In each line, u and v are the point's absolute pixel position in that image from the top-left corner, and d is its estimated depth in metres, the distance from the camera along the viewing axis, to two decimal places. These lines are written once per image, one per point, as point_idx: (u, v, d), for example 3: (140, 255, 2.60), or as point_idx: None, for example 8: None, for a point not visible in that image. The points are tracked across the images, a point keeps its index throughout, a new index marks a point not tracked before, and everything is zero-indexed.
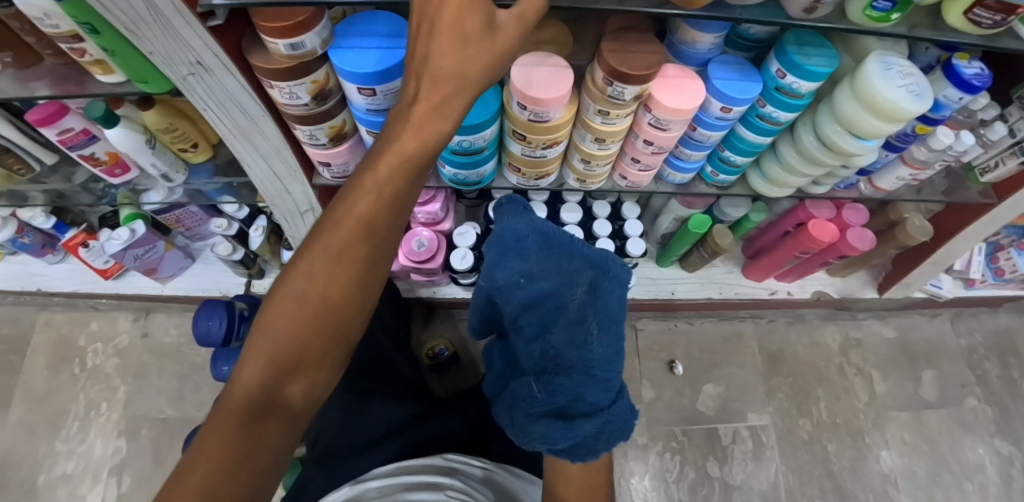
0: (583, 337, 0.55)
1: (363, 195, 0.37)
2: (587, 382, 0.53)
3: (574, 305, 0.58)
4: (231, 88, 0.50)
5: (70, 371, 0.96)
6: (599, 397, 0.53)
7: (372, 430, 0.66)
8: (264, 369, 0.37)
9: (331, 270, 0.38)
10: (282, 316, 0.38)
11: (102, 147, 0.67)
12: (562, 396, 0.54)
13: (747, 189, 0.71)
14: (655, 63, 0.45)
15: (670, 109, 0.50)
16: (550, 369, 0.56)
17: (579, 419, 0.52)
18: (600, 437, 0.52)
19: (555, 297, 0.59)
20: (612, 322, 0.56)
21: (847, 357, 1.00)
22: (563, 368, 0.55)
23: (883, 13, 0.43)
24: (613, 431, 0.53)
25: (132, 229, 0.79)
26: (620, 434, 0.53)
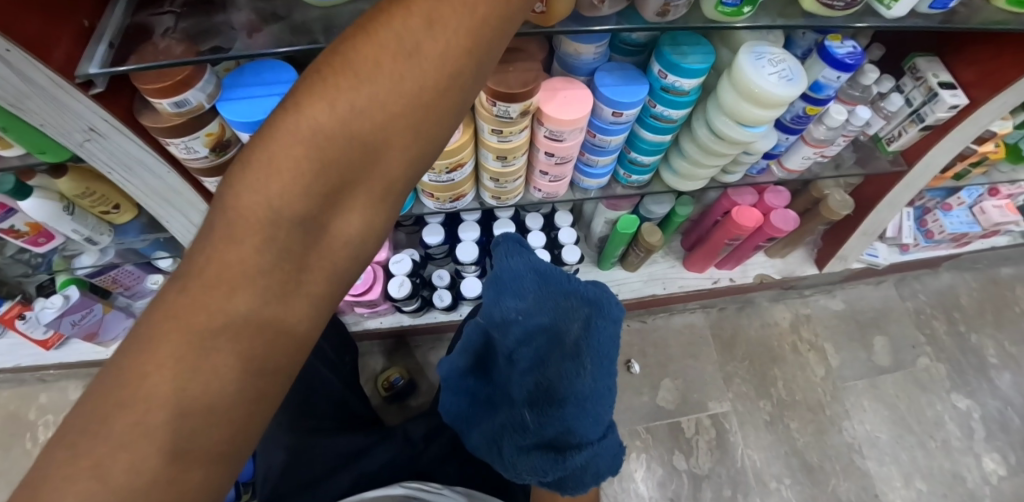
0: (576, 370, 0.57)
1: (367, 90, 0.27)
2: (582, 417, 0.55)
3: (567, 339, 0.59)
4: (131, 149, 0.50)
5: (21, 448, 0.93)
6: (591, 431, 0.55)
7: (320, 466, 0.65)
8: (277, 214, 0.27)
9: (383, 72, 0.27)
10: (301, 133, 0.27)
11: (22, 219, 0.66)
12: (553, 429, 0.56)
13: (664, 186, 0.73)
14: (532, 79, 0.48)
15: (560, 120, 0.52)
16: (543, 402, 0.58)
17: (569, 453, 0.55)
18: (587, 469, 0.55)
19: (547, 332, 0.60)
20: (603, 357, 0.58)
21: (799, 334, 1.03)
22: (553, 402, 0.57)
23: (735, 8, 0.46)
24: (600, 465, 0.56)
25: (65, 295, 0.78)
26: (606, 468, 0.57)
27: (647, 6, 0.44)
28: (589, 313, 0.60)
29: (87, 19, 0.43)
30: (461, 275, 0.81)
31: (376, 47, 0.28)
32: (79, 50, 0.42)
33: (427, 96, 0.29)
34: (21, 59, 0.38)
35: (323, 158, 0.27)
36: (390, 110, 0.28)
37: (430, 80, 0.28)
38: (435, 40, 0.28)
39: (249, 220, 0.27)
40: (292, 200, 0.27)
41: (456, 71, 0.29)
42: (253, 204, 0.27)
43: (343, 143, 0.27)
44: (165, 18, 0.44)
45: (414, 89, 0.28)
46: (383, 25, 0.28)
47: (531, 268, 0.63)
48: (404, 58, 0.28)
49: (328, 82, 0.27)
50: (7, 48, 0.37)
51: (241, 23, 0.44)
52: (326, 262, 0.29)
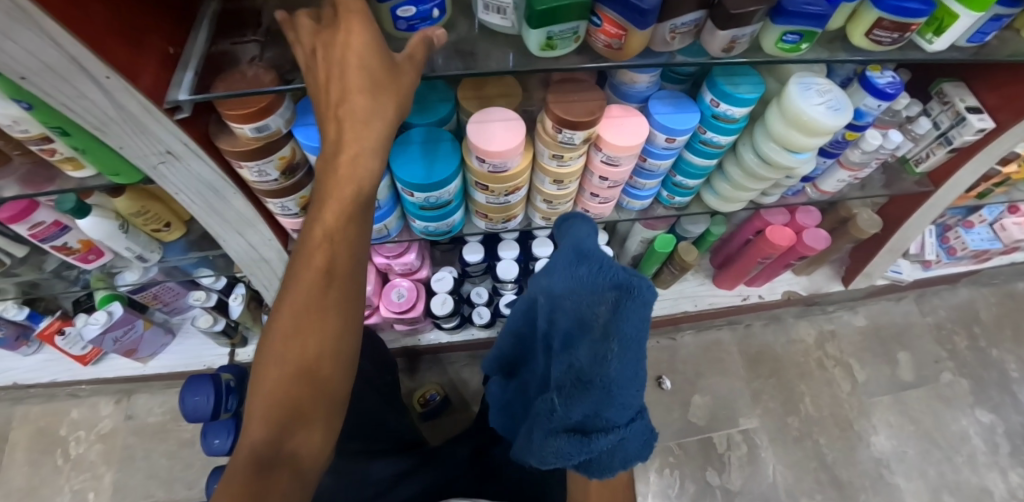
0: (602, 355, 0.42)
1: (317, 249, 0.42)
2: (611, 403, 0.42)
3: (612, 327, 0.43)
4: (201, 171, 0.50)
5: (52, 465, 0.93)
6: (620, 413, 0.42)
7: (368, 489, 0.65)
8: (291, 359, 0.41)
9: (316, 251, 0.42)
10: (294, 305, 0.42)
11: (75, 236, 0.67)
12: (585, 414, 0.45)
13: (703, 206, 0.75)
14: (597, 108, 0.50)
15: (619, 147, 0.54)
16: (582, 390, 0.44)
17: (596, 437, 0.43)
18: (614, 456, 0.43)
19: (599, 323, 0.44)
20: (640, 345, 0.42)
21: (825, 350, 1.04)
22: (590, 389, 0.43)
23: (793, 45, 0.49)
24: (628, 451, 0.44)
25: (109, 311, 0.79)
26: (639, 454, 0.45)
27: (714, 42, 0.46)
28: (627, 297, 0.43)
29: (173, 47, 0.44)
30: (499, 292, 0.83)
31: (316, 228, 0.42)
32: (166, 76, 0.43)
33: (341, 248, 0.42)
34: (118, 86, 0.39)
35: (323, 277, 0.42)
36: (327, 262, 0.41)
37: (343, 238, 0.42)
38: (345, 181, 0.41)
39: (299, 342, 0.41)
40: (297, 323, 0.41)
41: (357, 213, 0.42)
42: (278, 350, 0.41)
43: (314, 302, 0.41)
44: (249, 46, 0.45)
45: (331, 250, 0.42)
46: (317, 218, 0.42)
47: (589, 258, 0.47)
48: (327, 239, 0.42)
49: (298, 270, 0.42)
50: (108, 75, 0.37)
51: None
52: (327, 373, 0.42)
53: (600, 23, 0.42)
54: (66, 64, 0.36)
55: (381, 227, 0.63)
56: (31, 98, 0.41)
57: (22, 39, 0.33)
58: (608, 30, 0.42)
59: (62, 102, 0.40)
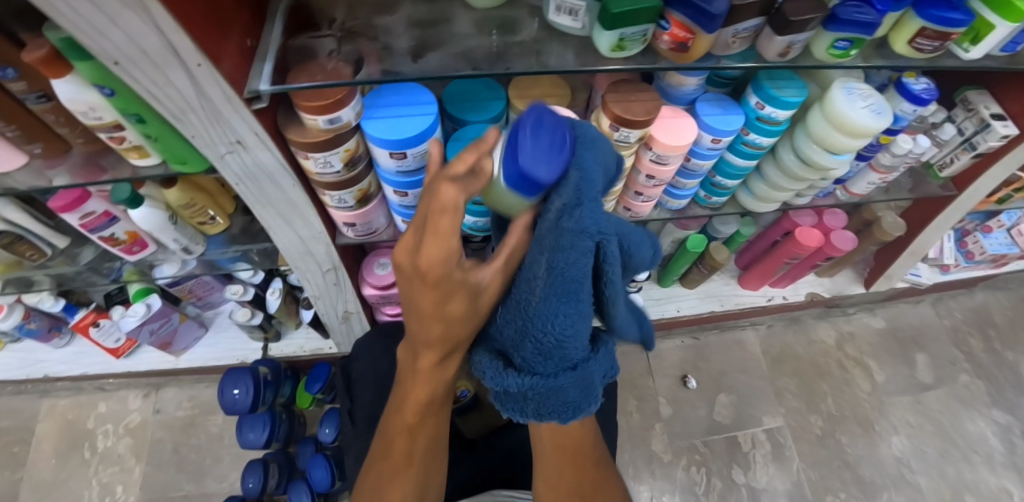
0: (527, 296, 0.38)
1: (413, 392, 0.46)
2: (544, 345, 0.39)
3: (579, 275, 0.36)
4: (266, 161, 0.50)
5: (80, 458, 0.93)
6: (570, 356, 0.40)
7: None
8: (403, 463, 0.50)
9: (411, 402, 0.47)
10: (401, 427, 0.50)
11: (123, 227, 0.67)
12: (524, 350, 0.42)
13: (736, 207, 0.77)
14: (654, 108, 0.51)
15: (670, 146, 0.56)
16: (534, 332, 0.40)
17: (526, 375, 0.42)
18: (529, 401, 0.44)
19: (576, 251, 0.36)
20: (581, 298, 0.37)
21: (845, 351, 1.06)
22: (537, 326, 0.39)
23: (843, 51, 0.50)
24: (545, 404, 0.43)
25: (148, 304, 0.79)
26: (569, 406, 0.43)
27: (770, 47, 0.48)
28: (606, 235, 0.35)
29: (250, 39, 0.44)
30: None
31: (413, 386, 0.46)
32: (246, 66, 0.43)
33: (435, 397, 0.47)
34: (208, 74, 0.38)
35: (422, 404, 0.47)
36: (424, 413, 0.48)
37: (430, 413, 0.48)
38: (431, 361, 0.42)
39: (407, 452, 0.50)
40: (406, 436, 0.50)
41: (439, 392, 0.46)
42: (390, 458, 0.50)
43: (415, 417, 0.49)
44: (326, 41, 0.46)
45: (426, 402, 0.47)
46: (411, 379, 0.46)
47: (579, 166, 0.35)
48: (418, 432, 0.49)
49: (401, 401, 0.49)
50: (199, 63, 0.37)
51: (403, 48, 0.47)
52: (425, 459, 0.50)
53: (669, 26, 0.43)
54: (162, 51, 0.35)
55: None
56: (115, 84, 0.40)
57: (125, 24, 0.33)
58: (676, 33, 0.43)
59: (148, 89, 0.39)
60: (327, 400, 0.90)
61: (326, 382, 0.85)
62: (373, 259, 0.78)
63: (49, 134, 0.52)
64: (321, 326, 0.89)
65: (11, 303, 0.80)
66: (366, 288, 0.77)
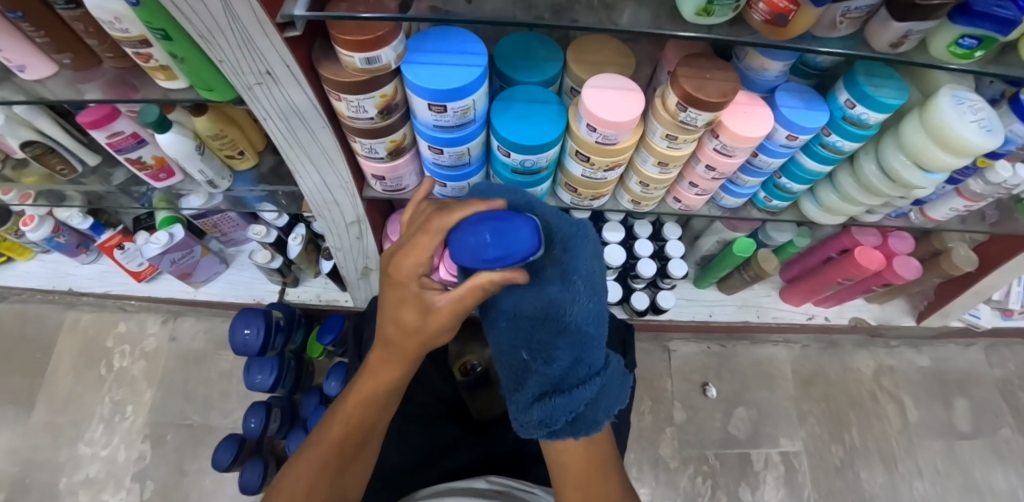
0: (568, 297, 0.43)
1: (369, 379, 0.47)
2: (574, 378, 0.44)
3: (567, 301, 0.42)
4: (295, 97, 0.46)
5: (96, 373, 0.95)
6: (597, 357, 0.45)
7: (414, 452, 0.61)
8: (347, 422, 0.47)
9: (367, 381, 0.47)
10: (352, 401, 0.47)
11: (149, 151, 0.65)
12: (522, 362, 0.45)
13: (797, 215, 0.70)
14: (730, 90, 0.45)
15: (740, 135, 0.50)
16: (533, 346, 0.44)
17: (533, 376, 0.44)
18: (598, 403, 0.45)
19: (519, 290, 0.43)
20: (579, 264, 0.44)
21: (880, 384, 0.99)
22: (547, 334, 0.43)
23: (968, 50, 0.42)
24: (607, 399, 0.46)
25: (171, 233, 0.79)
26: (619, 399, 0.48)
27: (881, 36, 0.41)
28: (571, 233, 0.46)
29: None
30: None
31: (377, 371, 0.46)
32: None
33: (380, 396, 0.47)
34: None
35: (338, 445, 0.46)
36: (366, 402, 0.47)
37: (361, 397, 0.47)
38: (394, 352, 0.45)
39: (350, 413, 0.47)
40: (360, 415, 0.47)
41: (380, 396, 0.47)
42: (355, 410, 0.47)
43: (360, 401, 0.47)
44: None
45: (375, 390, 0.47)
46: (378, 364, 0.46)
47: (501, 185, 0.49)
48: (361, 416, 0.47)
49: (358, 384, 0.47)
50: None
51: None
52: (348, 423, 0.47)
53: None
54: None
55: (464, 186, 0.59)
56: None
57: None
58: (775, 2, 0.37)
59: (173, 1, 0.35)
60: (338, 353, 0.88)
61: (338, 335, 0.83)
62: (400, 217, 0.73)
63: (79, 45, 0.50)
64: (338, 278, 0.87)
65: (42, 215, 0.80)
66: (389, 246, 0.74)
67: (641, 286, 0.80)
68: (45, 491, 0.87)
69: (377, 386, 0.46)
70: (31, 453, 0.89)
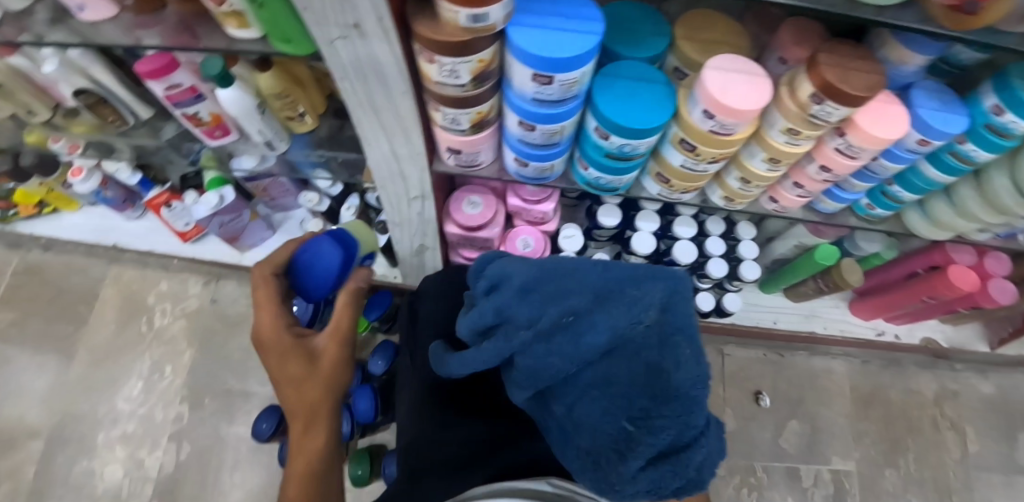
0: (672, 363, 0.38)
1: (296, 425, 0.50)
2: (686, 442, 0.38)
3: (667, 363, 0.38)
4: (380, 55, 0.42)
5: (137, 329, 0.94)
6: (701, 417, 0.38)
7: (464, 446, 0.56)
8: (307, 478, 0.47)
9: (305, 439, 0.49)
10: (312, 450, 0.49)
11: (207, 107, 0.61)
12: (623, 436, 0.39)
13: (899, 226, 0.65)
14: (876, 84, 0.40)
15: (870, 137, 0.44)
16: (636, 414, 0.38)
17: (635, 449, 0.38)
18: (705, 465, 0.40)
19: (608, 359, 0.39)
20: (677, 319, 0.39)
21: (941, 409, 0.93)
22: (650, 402, 0.38)
23: None
24: (710, 451, 0.41)
25: (221, 195, 0.76)
26: (719, 454, 0.42)
27: None
28: (665, 294, 0.39)
29: None
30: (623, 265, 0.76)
31: (296, 420, 0.50)
32: None
33: (316, 460, 0.48)
34: None
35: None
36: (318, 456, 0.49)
37: (315, 456, 0.48)
38: (296, 400, 0.51)
39: (303, 464, 0.48)
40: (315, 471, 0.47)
41: (308, 453, 0.49)
42: (305, 466, 0.48)
43: (307, 458, 0.48)
44: None
45: (310, 412, 0.50)
46: (297, 422, 0.50)
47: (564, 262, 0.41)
48: (315, 474, 0.47)
49: (306, 438, 0.50)
50: None
51: None
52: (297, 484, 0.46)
53: None
54: None
55: (546, 167, 0.55)
56: None
57: None
58: None
59: None
60: (381, 329, 0.86)
61: (384, 311, 0.80)
62: (463, 195, 0.69)
63: None
64: (390, 252, 0.84)
65: (91, 166, 0.78)
66: (449, 225, 0.70)
67: (706, 286, 0.77)
68: (84, 442, 0.87)
69: (307, 457, 0.48)
70: (71, 404, 0.89)
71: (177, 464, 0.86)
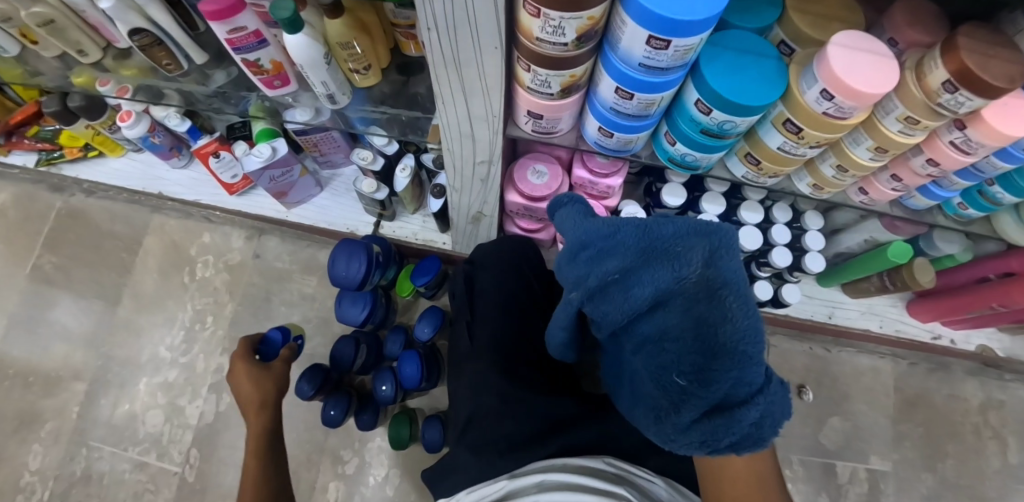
0: (714, 316, 0.32)
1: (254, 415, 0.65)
2: (732, 399, 0.32)
3: (715, 316, 0.32)
4: (479, 8, 0.38)
5: (179, 279, 0.94)
6: (761, 375, 0.32)
7: (530, 421, 0.57)
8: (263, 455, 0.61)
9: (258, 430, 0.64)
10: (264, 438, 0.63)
11: (268, 54, 0.58)
12: (677, 391, 0.35)
13: (986, 228, 0.61)
14: (1019, 75, 0.36)
15: (995, 132, 0.40)
16: (688, 370, 0.34)
17: (687, 404, 0.34)
18: (762, 424, 0.33)
19: (661, 309, 0.35)
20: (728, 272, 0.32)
21: (985, 418, 0.90)
22: (694, 353, 0.33)
23: None
24: (773, 413, 0.34)
25: (273, 147, 0.74)
26: (787, 412, 0.35)
27: None
28: (712, 247, 0.32)
29: None
30: None
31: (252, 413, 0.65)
32: None
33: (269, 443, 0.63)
34: None
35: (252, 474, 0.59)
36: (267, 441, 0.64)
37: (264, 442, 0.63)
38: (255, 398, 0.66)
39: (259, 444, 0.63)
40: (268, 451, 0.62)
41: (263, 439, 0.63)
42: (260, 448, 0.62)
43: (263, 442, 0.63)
44: None
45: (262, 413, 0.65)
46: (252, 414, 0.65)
47: (611, 218, 0.36)
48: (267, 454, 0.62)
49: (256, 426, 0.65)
50: None
51: None
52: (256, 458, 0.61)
53: None
54: None
55: (631, 140, 0.53)
56: None
57: None
58: None
59: None
60: (426, 296, 0.85)
61: (432, 278, 0.79)
62: (528, 163, 0.67)
63: None
64: (444, 219, 0.82)
65: (139, 111, 0.76)
66: (510, 193, 0.69)
67: (765, 275, 0.75)
68: (126, 387, 0.88)
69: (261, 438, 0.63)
70: (115, 349, 0.91)
71: (217, 415, 0.87)
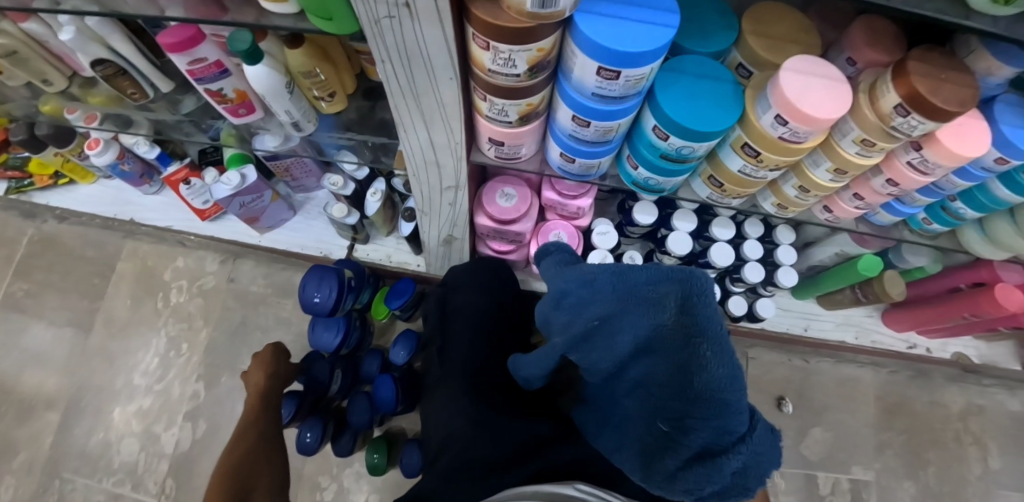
0: (692, 362, 0.35)
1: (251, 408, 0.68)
2: (716, 446, 0.36)
3: (693, 364, 0.35)
4: (429, 40, 0.38)
5: (152, 305, 0.93)
6: (741, 423, 0.35)
7: (503, 446, 0.56)
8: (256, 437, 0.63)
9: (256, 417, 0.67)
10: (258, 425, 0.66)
11: (231, 84, 0.58)
12: (664, 434, 0.39)
13: (952, 242, 0.61)
14: (969, 99, 0.36)
15: (949, 154, 0.41)
16: (670, 417, 0.38)
17: (673, 449, 0.39)
18: (749, 474, 0.37)
19: (645, 356, 0.37)
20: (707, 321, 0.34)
21: (965, 423, 0.91)
22: (675, 400, 0.37)
23: None
24: (761, 459, 0.37)
25: (243, 174, 0.74)
26: (772, 459, 0.38)
27: None
28: (685, 294, 0.34)
29: None
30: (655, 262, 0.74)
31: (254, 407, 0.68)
32: None
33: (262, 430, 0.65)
34: None
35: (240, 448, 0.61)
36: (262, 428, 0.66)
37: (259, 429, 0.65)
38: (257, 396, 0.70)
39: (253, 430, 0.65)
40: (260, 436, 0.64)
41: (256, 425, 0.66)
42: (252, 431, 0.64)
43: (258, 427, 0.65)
44: None
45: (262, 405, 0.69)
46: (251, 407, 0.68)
47: (589, 268, 0.40)
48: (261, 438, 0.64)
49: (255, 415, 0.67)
50: None
51: None
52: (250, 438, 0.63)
53: None
54: None
55: (594, 164, 0.53)
56: None
57: None
58: None
59: None
60: (402, 317, 0.84)
61: (406, 300, 0.78)
62: (497, 186, 0.67)
63: None
64: (416, 241, 0.82)
65: (107, 139, 0.76)
66: (481, 216, 0.68)
67: (739, 289, 0.75)
68: (99, 416, 0.87)
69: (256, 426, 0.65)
70: (87, 378, 0.89)
71: (192, 443, 0.86)
